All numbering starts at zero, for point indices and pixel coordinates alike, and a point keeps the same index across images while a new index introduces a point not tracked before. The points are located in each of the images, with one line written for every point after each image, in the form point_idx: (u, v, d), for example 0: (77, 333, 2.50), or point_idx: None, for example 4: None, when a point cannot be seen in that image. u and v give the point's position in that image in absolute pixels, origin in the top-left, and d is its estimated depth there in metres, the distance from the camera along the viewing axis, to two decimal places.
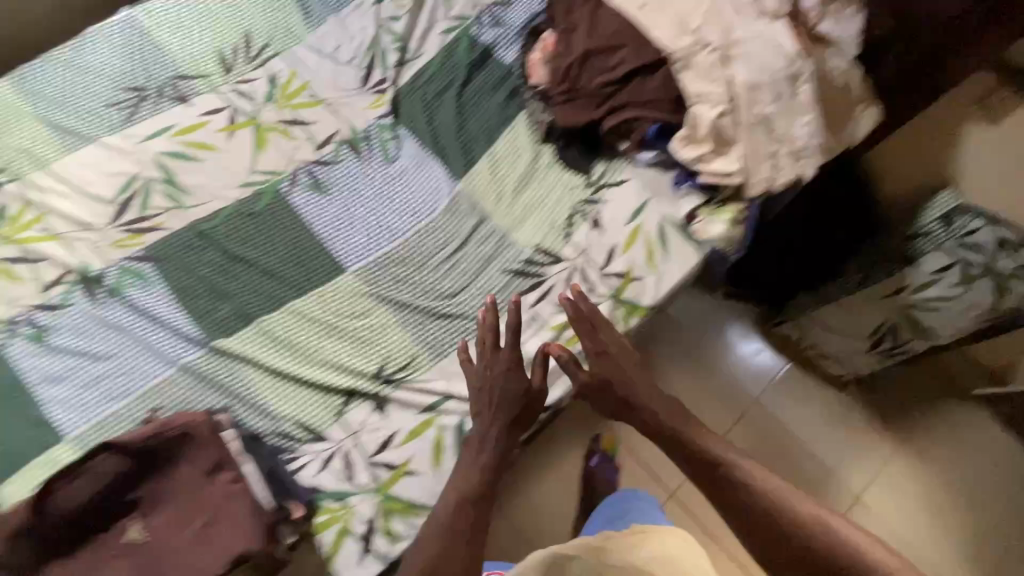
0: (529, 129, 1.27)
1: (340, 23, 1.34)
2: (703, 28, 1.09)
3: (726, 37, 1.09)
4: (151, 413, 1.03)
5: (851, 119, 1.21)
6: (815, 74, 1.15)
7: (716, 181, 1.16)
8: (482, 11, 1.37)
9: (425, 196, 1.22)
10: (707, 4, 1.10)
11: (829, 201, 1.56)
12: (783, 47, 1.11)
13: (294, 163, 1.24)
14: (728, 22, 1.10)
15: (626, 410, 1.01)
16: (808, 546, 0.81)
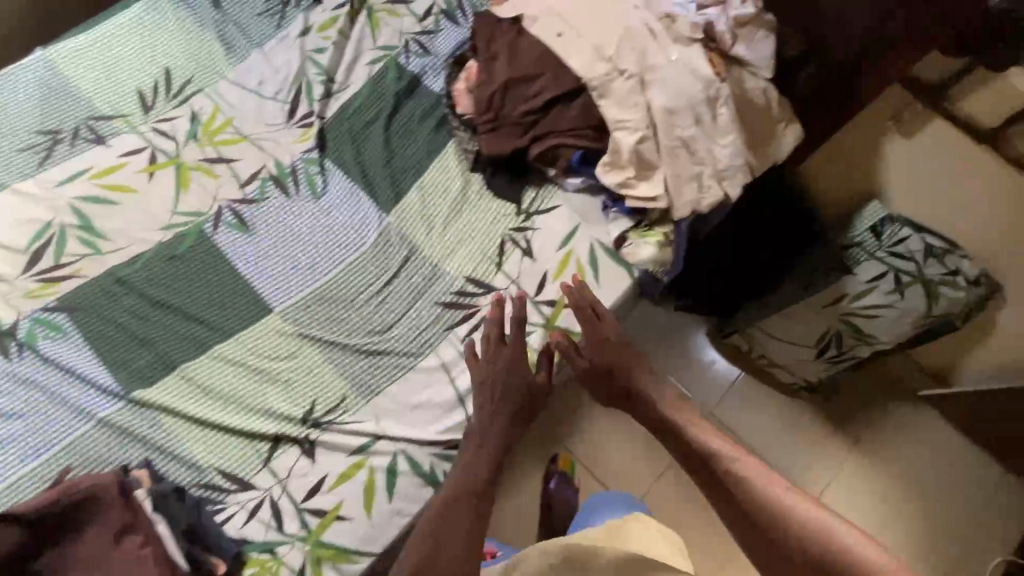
0: (458, 157, 1.26)
1: (264, 57, 1.33)
2: (618, 55, 1.10)
3: (642, 64, 1.11)
4: (64, 473, 0.99)
5: (774, 137, 1.23)
6: (733, 95, 1.17)
7: (642, 205, 1.17)
8: (408, 41, 1.37)
9: (353, 231, 1.21)
10: (620, 31, 1.11)
11: (755, 220, 1.55)
12: (698, 71, 1.12)
13: (217, 202, 1.21)
14: (643, 48, 1.11)
15: (625, 399, 1.08)
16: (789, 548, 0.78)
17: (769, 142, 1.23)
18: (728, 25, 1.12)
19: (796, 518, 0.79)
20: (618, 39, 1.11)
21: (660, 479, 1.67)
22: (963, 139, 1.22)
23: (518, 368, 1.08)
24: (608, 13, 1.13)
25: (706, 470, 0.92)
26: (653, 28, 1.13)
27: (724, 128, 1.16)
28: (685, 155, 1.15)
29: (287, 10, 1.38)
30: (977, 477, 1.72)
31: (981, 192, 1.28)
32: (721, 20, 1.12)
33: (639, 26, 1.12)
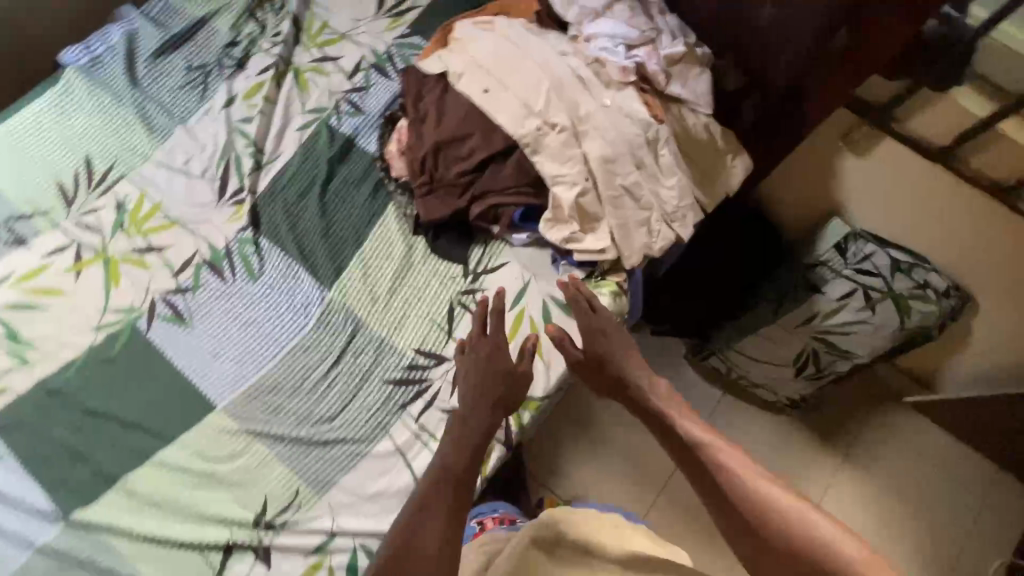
0: (398, 221, 1.21)
1: (188, 133, 1.27)
2: (547, 109, 1.06)
3: (573, 115, 1.06)
4: None
5: (722, 170, 1.18)
6: (674, 134, 1.12)
7: (591, 257, 1.13)
8: (339, 101, 1.32)
9: (295, 312, 1.16)
10: (548, 83, 1.07)
11: (727, 233, 1.53)
12: (634, 116, 1.08)
13: (150, 295, 1.16)
14: (573, 98, 1.07)
15: (616, 387, 1.05)
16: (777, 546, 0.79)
17: (719, 175, 1.18)
18: (660, 66, 1.07)
19: (789, 523, 0.79)
20: (547, 91, 1.06)
21: (648, 514, 1.62)
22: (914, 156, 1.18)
23: (501, 354, 1.03)
24: (533, 65, 1.09)
25: (696, 464, 0.91)
26: (582, 76, 1.08)
27: (669, 169, 1.12)
28: (630, 202, 1.11)
29: (209, 80, 1.32)
30: (971, 479, 1.68)
31: (942, 205, 1.23)
32: (652, 60, 1.07)
33: (568, 75, 1.07)
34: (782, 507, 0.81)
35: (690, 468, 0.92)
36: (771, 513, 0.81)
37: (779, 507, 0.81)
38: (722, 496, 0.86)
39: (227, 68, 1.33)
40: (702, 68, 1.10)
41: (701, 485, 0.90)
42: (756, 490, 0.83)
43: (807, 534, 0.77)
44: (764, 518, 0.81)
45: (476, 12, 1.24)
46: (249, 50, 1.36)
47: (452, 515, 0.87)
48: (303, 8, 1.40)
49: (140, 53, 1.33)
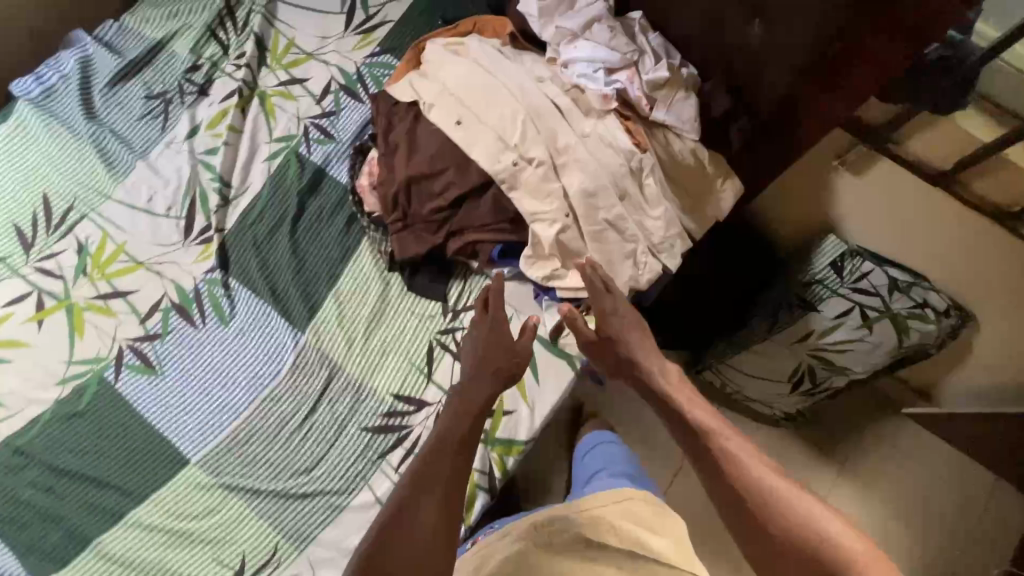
0: (373, 257, 1.16)
1: (150, 168, 1.21)
2: (524, 142, 0.99)
3: (552, 148, 1.00)
4: None
5: (712, 195, 1.12)
6: (659, 162, 1.06)
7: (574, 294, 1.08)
8: (308, 127, 1.25)
9: (268, 357, 1.11)
10: (524, 112, 1.00)
11: (718, 250, 1.48)
12: (616, 146, 1.02)
13: (117, 344, 1.11)
14: (552, 129, 1.00)
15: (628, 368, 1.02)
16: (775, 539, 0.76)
17: (707, 202, 1.13)
18: (643, 91, 1.01)
19: (795, 518, 0.76)
20: (523, 121, 0.99)
21: None
22: (910, 177, 1.12)
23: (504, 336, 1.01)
24: (508, 94, 1.02)
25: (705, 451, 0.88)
26: (560, 104, 1.02)
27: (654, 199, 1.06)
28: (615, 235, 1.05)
29: (170, 109, 1.25)
30: (968, 489, 1.66)
31: (939, 226, 1.18)
32: (634, 86, 1.00)
33: (545, 104, 1.01)
34: (789, 502, 0.77)
35: (700, 453, 0.89)
36: (777, 505, 0.78)
37: (789, 500, 0.77)
38: (725, 485, 0.83)
39: (189, 95, 1.26)
40: (688, 91, 1.03)
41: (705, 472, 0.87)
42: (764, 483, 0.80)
43: (811, 534, 0.73)
44: (768, 512, 0.78)
45: (449, 32, 1.17)
46: (212, 74, 1.28)
47: (449, 495, 0.85)
48: (267, 27, 1.31)
49: (95, 81, 1.25)
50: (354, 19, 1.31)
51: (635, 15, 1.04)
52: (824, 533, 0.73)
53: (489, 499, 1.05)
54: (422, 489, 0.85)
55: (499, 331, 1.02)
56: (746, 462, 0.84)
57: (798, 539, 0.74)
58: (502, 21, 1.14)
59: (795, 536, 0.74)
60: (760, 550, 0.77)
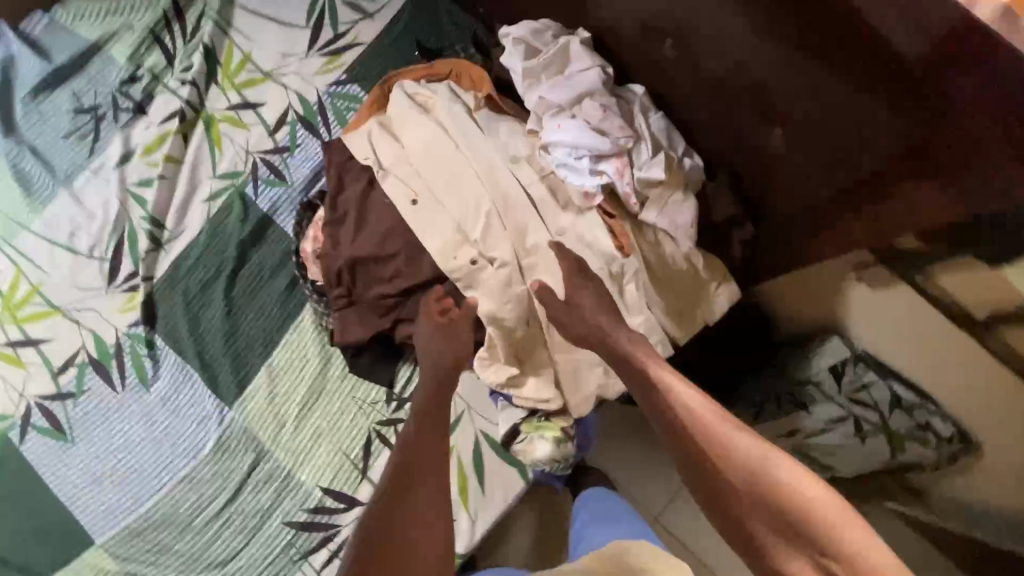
0: (316, 329, 1.04)
1: (73, 197, 1.06)
2: (486, 238, 0.86)
3: (518, 248, 0.87)
4: None
5: (705, 301, 0.93)
6: (646, 267, 0.89)
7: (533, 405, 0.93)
8: (256, 165, 1.10)
9: (191, 433, 1.02)
10: (489, 203, 0.86)
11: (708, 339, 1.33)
12: (596, 248, 0.86)
13: (26, 401, 1.01)
14: (520, 225, 0.86)
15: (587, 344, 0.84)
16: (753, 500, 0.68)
17: (698, 317, 0.93)
18: (635, 185, 0.84)
19: (781, 495, 0.66)
20: (486, 214, 0.86)
21: None
22: (937, 318, 0.93)
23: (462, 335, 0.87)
24: (476, 176, 0.87)
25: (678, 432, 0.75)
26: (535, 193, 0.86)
27: (633, 307, 0.89)
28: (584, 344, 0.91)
29: (100, 128, 1.09)
30: None
31: (950, 368, 0.98)
32: (623, 179, 0.83)
33: (516, 194, 0.86)
34: (753, 457, 0.69)
35: (674, 436, 0.76)
36: (756, 481, 0.68)
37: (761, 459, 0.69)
38: (701, 465, 0.73)
39: (123, 113, 1.10)
40: (688, 190, 0.87)
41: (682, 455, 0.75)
42: (744, 457, 0.70)
43: (789, 492, 0.66)
44: (747, 490, 0.68)
45: (418, 74, 0.98)
46: (151, 88, 1.11)
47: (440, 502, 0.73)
48: (220, 36, 1.13)
49: (17, 87, 1.09)
50: (320, 37, 1.13)
51: (637, 90, 0.86)
52: (808, 505, 0.64)
53: None
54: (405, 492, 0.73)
55: (457, 331, 0.87)
56: (722, 437, 0.72)
57: (780, 514, 0.65)
58: (480, 72, 0.94)
59: (784, 513, 0.65)
60: (738, 528, 0.69)
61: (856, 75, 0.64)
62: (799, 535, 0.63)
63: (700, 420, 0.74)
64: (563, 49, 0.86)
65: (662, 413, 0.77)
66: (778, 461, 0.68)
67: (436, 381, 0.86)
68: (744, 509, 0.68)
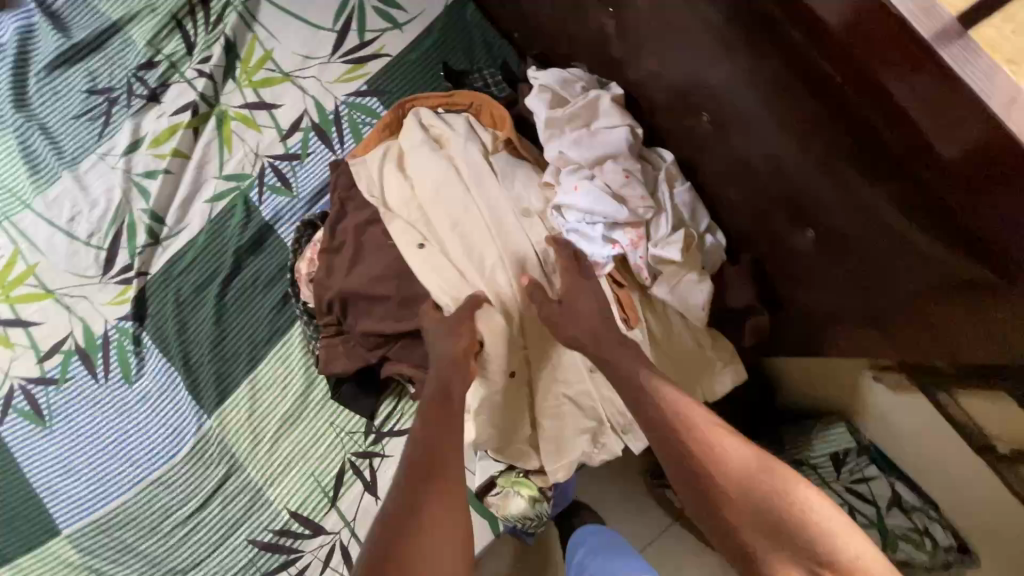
0: (303, 348, 1.02)
1: (77, 181, 1.05)
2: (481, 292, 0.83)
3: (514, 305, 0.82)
4: None
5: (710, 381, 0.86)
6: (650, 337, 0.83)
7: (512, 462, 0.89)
8: (264, 170, 1.06)
9: (166, 436, 1.00)
10: (489, 258, 0.82)
11: None
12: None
13: (8, 382, 1.01)
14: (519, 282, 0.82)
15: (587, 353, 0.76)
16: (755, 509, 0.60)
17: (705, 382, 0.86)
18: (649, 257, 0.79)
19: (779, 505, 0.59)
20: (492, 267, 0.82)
21: None
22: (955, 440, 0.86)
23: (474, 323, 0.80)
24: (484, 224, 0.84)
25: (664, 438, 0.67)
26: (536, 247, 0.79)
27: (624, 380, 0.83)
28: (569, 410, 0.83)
29: (112, 112, 1.07)
30: None
31: (950, 467, 0.90)
32: (636, 251, 0.79)
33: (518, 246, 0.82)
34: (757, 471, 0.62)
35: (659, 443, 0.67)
36: (749, 488, 0.61)
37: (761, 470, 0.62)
38: (687, 470, 0.64)
39: (136, 99, 1.07)
40: (704, 271, 0.82)
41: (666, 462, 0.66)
42: (737, 464, 0.63)
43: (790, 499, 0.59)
44: (739, 497, 0.61)
45: (435, 103, 0.94)
46: (167, 76, 1.08)
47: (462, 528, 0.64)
48: (243, 29, 1.09)
49: (35, 62, 1.08)
50: (344, 42, 1.08)
51: (666, 156, 0.82)
52: (801, 510, 0.58)
53: None
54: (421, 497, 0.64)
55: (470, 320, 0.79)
56: (715, 443, 0.64)
57: (781, 522, 0.58)
58: (499, 110, 0.89)
59: (782, 525, 0.58)
60: (723, 537, 0.61)
61: (889, 184, 0.57)
62: (793, 541, 0.57)
63: (691, 425, 0.66)
64: (592, 103, 0.82)
65: (652, 419, 0.68)
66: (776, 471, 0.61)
67: (443, 380, 0.76)
68: (735, 519, 0.60)
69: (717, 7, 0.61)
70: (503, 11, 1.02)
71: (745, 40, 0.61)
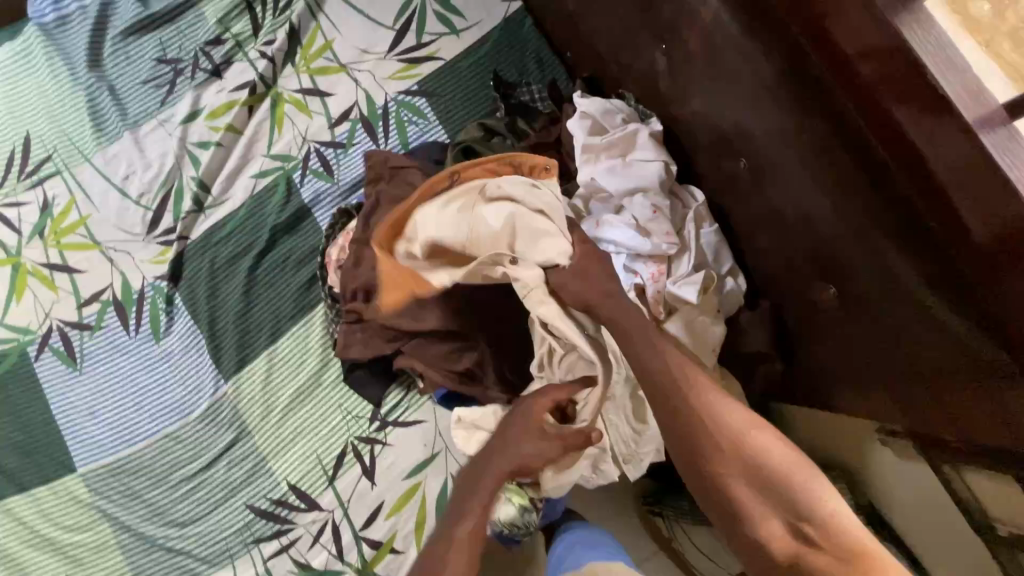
0: (323, 329, 1.05)
1: (135, 143, 1.10)
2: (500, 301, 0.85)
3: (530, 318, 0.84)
4: None
5: None
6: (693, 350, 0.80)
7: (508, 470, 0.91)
8: (309, 154, 1.11)
9: (184, 395, 1.04)
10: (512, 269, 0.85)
11: None
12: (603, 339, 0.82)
13: (47, 322, 1.07)
14: None
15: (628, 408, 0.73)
16: (754, 467, 0.61)
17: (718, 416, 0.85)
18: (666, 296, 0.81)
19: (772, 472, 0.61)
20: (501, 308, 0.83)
21: None
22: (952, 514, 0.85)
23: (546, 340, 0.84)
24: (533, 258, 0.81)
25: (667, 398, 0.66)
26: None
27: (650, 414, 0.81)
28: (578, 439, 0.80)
29: (176, 82, 1.13)
30: None
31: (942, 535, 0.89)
32: (654, 285, 0.82)
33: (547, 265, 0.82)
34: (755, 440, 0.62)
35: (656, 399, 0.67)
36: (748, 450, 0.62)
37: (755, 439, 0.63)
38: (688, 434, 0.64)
39: (200, 73, 1.13)
40: (720, 314, 0.82)
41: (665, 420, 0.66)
42: (741, 432, 0.63)
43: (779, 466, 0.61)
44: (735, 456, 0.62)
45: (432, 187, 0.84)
46: (231, 54, 1.13)
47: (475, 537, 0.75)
48: (308, 17, 1.14)
49: (112, 26, 1.14)
50: (401, 42, 1.12)
51: (697, 196, 0.84)
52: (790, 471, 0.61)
53: None
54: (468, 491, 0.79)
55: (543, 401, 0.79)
56: (720, 411, 0.64)
57: (771, 483, 0.61)
58: (517, 156, 0.84)
59: (778, 485, 0.60)
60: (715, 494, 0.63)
61: (917, 256, 0.57)
62: (784, 500, 0.60)
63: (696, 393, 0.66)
64: (630, 135, 0.83)
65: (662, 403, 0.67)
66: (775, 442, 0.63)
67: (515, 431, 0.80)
68: (734, 488, 0.62)
69: (767, 59, 0.62)
70: (558, 30, 1.04)
71: (791, 95, 0.61)
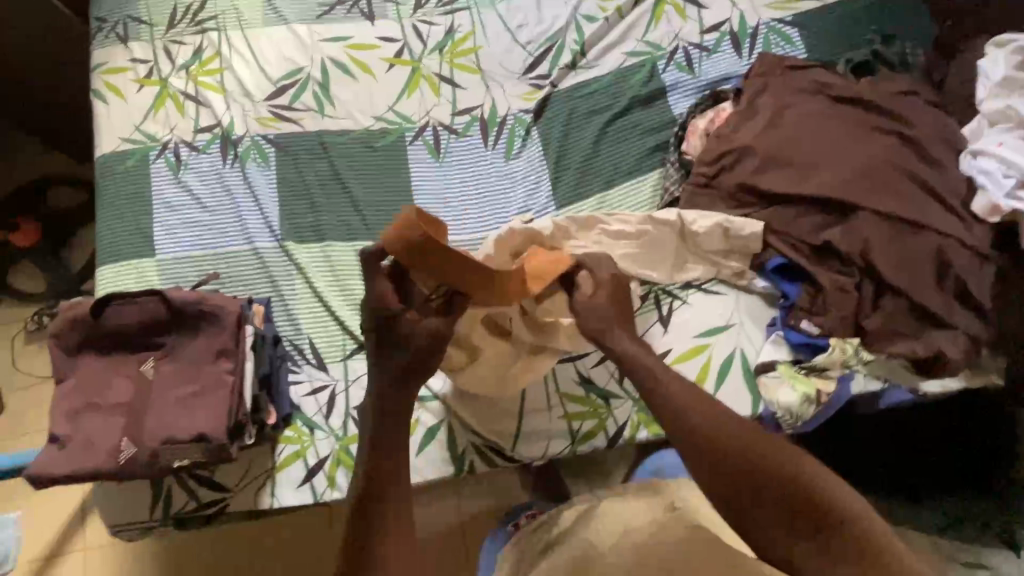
0: (652, 190, 1.17)
1: (536, 2, 1.31)
2: (877, 194, 0.96)
3: (900, 210, 0.95)
4: (201, 277, 1.18)
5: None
6: None
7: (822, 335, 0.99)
8: (678, 48, 1.25)
9: (518, 206, 1.21)
10: (889, 171, 0.97)
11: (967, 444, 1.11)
12: (807, 225, 0.99)
13: (427, 118, 1.27)
14: (918, 195, 0.96)
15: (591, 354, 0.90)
16: (769, 490, 0.71)
17: (989, 369, 0.99)
18: (762, 209, 1.02)
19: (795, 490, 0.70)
20: (858, 220, 0.96)
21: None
22: None
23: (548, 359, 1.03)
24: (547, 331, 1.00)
25: (683, 427, 0.77)
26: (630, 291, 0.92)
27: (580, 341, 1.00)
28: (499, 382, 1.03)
29: None
30: None
31: None
32: None
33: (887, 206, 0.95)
34: (760, 453, 0.72)
35: (683, 446, 0.76)
36: (775, 480, 0.71)
37: (776, 462, 0.72)
38: (708, 455, 0.74)
39: None
40: None
41: (696, 468, 0.75)
42: (752, 452, 0.73)
43: (792, 481, 0.70)
44: (766, 485, 0.71)
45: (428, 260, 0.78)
46: None
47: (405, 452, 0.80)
48: None
49: None
50: None
51: None
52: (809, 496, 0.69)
53: (622, 416, 1.10)
54: (388, 425, 0.81)
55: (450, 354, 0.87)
56: (717, 424, 0.76)
57: (806, 508, 0.69)
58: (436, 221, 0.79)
59: (804, 514, 0.69)
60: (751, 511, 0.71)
61: None
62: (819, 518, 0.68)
63: (744, 442, 0.73)
64: None
65: (676, 422, 0.78)
66: (870, 515, 0.68)
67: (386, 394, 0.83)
68: (762, 516, 0.71)
69: None
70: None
71: None
